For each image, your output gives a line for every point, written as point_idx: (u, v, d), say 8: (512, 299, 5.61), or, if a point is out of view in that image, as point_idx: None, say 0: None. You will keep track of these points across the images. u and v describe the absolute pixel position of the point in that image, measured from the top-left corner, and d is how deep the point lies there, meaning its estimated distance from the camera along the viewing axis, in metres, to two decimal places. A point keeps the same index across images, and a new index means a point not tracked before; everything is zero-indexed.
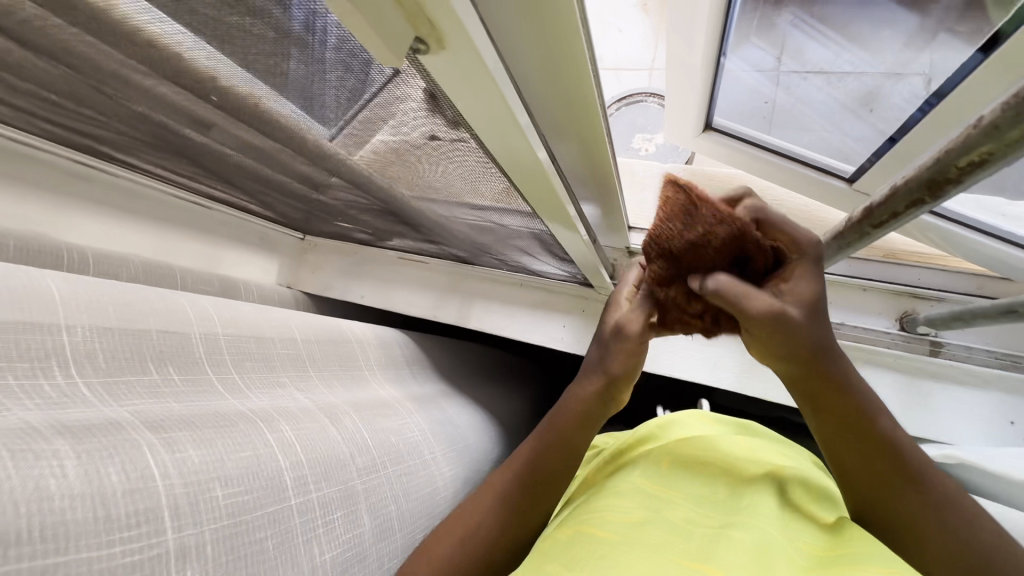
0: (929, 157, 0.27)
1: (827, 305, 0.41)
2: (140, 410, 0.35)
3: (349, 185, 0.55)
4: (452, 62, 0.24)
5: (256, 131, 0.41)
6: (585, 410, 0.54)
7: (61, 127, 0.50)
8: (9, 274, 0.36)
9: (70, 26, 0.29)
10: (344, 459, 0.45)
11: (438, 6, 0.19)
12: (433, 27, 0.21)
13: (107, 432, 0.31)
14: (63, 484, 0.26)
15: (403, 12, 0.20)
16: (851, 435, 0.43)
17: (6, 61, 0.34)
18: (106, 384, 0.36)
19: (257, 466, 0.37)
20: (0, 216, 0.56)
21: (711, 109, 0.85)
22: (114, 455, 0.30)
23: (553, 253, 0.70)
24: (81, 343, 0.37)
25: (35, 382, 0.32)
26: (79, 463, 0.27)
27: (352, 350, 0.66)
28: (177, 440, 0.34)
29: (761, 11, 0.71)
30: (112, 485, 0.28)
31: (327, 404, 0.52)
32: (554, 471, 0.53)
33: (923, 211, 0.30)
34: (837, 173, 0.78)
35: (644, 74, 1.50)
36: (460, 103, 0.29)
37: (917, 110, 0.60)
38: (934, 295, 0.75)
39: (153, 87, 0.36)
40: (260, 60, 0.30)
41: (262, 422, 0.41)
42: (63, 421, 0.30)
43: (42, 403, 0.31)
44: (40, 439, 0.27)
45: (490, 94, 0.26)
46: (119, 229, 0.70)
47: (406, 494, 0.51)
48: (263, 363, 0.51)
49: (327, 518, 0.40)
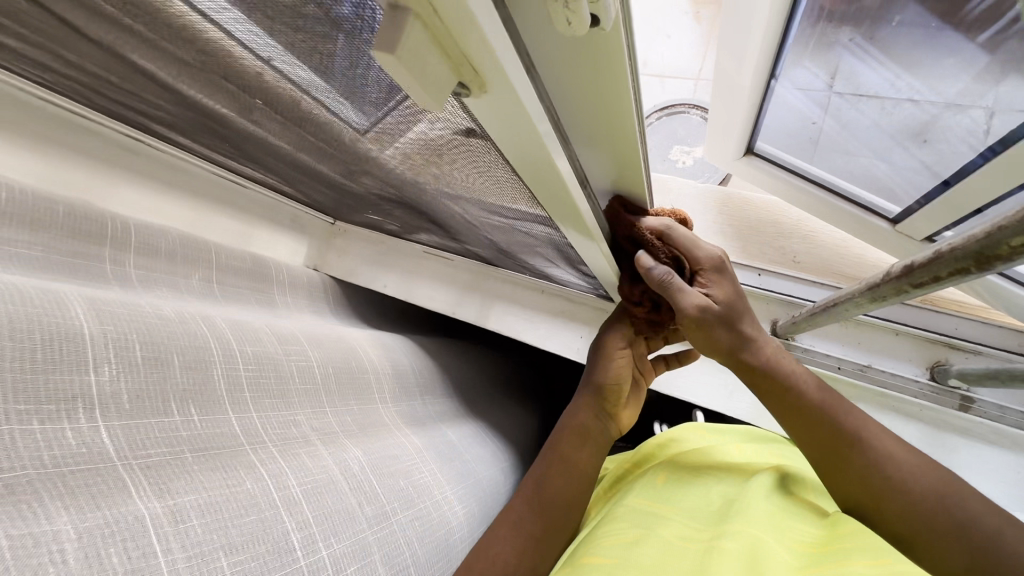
0: (979, 229, 0.26)
1: (740, 301, 0.54)
2: (150, 465, 0.37)
3: (382, 180, 0.56)
4: (492, 104, 0.24)
5: (295, 123, 0.42)
6: (582, 429, 0.65)
7: (115, 103, 0.52)
8: (39, 301, 0.38)
9: (123, 18, 0.30)
10: (354, 511, 0.46)
11: (484, 56, 0.20)
12: (475, 71, 0.21)
13: (111, 501, 0.33)
14: (63, 570, 0.28)
15: (447, 61, 0.20)
16: (794, 416, 0.52)
17: (66, 41, 0.35)
18: (127, 429, 0.38)
19: (262, 530, 0.38)
20: (50, 182, 0.59)
21: (753, 135, 0.87)
22: (117, 532, 0.31)
23: (575, 266, 0.70)
24: (107, 384, 0.39)
25: (58, 428, 0.34)
26: (80, 545, 0.29)
27: (367, 381, 0.66)
28: (181, 508, 0.35)
29: (820, 29, 0.67)
30: (113, 567, 0.30)
31: (338, 446, 0.52)
32: (562, 494, 0.60)
33: (967, 280, 0.29)
34: (881, 213, 0.77)
35: (691, 83, 1.47)
36: (496, 135, 0.29)
37: (978, 157, 0.57)
38: (969, 346, 0.73)
39: (198, 78, 0.37)
40: (302, 57, 0.30)
41: (270, 478, 0.43)
42: (66, 479, 0.32)
43: (58, 456, 0.33)
44: (42, 520, 0.29)
45: (529, 132, 0.26)
46: (161, 203, 0.72)
47: (421, 539, 0.51)
48: (281, 401, 0.52)
49: (341, 574, 0.41)
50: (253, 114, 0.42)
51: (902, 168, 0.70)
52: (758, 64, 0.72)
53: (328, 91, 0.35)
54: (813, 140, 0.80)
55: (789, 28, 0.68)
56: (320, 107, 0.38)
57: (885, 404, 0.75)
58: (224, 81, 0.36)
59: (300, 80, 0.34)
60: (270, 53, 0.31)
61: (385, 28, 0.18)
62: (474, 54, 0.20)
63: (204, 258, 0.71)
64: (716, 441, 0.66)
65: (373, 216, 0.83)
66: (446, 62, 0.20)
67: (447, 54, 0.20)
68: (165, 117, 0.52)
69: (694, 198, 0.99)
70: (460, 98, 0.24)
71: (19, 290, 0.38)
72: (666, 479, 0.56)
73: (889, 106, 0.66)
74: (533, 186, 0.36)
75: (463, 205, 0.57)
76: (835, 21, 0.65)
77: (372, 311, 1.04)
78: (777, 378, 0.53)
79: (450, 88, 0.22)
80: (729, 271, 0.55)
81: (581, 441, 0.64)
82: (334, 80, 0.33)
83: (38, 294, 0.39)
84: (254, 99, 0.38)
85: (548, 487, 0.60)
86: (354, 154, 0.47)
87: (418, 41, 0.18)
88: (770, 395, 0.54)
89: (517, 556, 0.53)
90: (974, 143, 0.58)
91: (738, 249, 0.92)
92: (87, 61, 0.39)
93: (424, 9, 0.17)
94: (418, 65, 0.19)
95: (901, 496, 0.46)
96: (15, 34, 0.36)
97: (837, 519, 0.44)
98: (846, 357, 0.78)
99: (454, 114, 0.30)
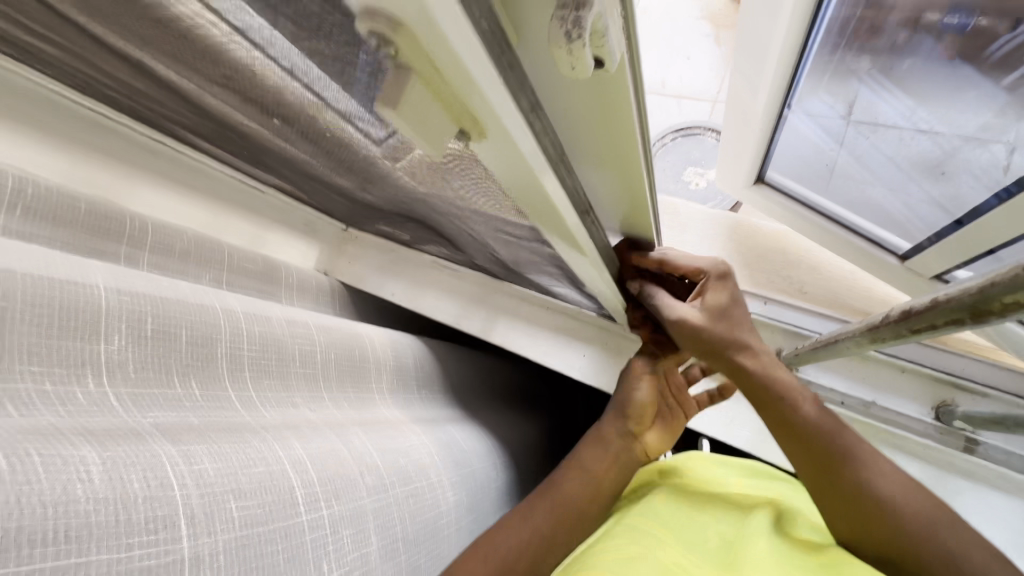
0: (977, 283, 0.25)
1: (734, 311, 0.54)
2: (160, 421, 0.38)
3: (392, 194, 0.57)
4: (493, 150, 0.25)
5: (305, 135, 0.43)
6: (600, 437, 0.67)
7: (137, 107, 0.53)
8: (58, 270, 0.38)
9: (146, 34, 0.31)
10: (355, 478, 0.47)
11: (483, 108, 0.20)
12: (476, 121, 0.22)
13: (130, 442, 0.33)
14: (89, 488, 0.29)
15: (448, 111, 0.21)
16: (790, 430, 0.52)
17: (86, 49, 0.36)
18: (133, 395, 0.39)
19: (269, 482, 0.39)
20: (72, 179, 0.61)
21: (764, 164, 0.88)
22: (138, 463, 0.32)
23: (577, 287, 0.71)
24: (115, 353, 0.39)
25: (69, 389, 0.35)
26: (104, 469, 0.30)
27: (368, 369, 0.66)
28: (194, 452, 0.36)
29: (837, 58, 0.67)
30: (133, 491, 0.30)
31: (338, 424, 0.53)
32: (575, 500, 0.61)
33: (962, 330, 0.29)
34: (889, 249, 0.78)
35: (707, 105, 1.48)
36: (501, 177, 0.30)
37: (993, 197, 0.57)
38: (977, 389, 0.71)
39: (211, 89, 0.38)
40: (313, 71, 0.31)
41: (275, 440, 0.43)
42: (87, 426, 0.33)
43: (72, 410, 0.34)
44: (67, 446, 0.29)
45: (530, 176, 0.27)
46: (178, 202, 0.73)
47: (411, 516, 0.52)
48: (280, 381, 0.53)
49: (336, 535, 0.42)
50: (267, 124, 0.43)
51: (917, 201, 0.70)
52: (772, 96, 0.72)
53: (339, 107, 0.36)
54: (828, 170, 0.80)
55: (804, 56, 0.67)
56: (333, 120, 0.38)
57: (889, 441, 0.74)
58: (243, 97, 0.38)
59: (310, 96, 0.35)
60: (278, 63, 0.32)
61: (388, 83, 0.19)
62: (474, 109, 0.21)
63: (217, 259, 0.72)
64: (719, 476, 0.65)
65: (385, 226, 0.85)
66: (446, 112, 0.21)
67: (446, 106, 0.21)
68: (185, 123, 0.53)
69: (703, 220, 1.00)
70: (463, 142, 0.25)
71: (44, 260, 0.38)
72: (667, 505, 0.56)
73: (908, 138, 0.66)
74: (537, 219, 0.37)
75: (469, 221, 0.58)
76: (851, 50, 0.65)
77: (377, 316, 1.05)
78: (774, 389, 0.52)
79: (450, 134, 0.23)
80: (733, 284, 0.55)
81: (600, 449, 0.66)
82: (349, 99, 0.34)
83: (59, 261, 0.39)
84: (272, 114, 0.40)
85: (564, 494, 0.61)
86: (364, 166, 0.48)
87: (419, 95, 0.19)
88: (767, 405, 0.53)
89: (516, 549, 0.55)
90: (992, 178, 0.57)
91: (746, 277, 0.92)
92: (111, 69, 0.40)
93: (426, 69, 0.18)
94: (418, 116, 0.20)
95: (890, 519, 0.46)
96: (46, 41, 0.38)
97: (838, 561, 0.43)
98: (850, 393, 0.77)
99: (458, 150, 0.31)
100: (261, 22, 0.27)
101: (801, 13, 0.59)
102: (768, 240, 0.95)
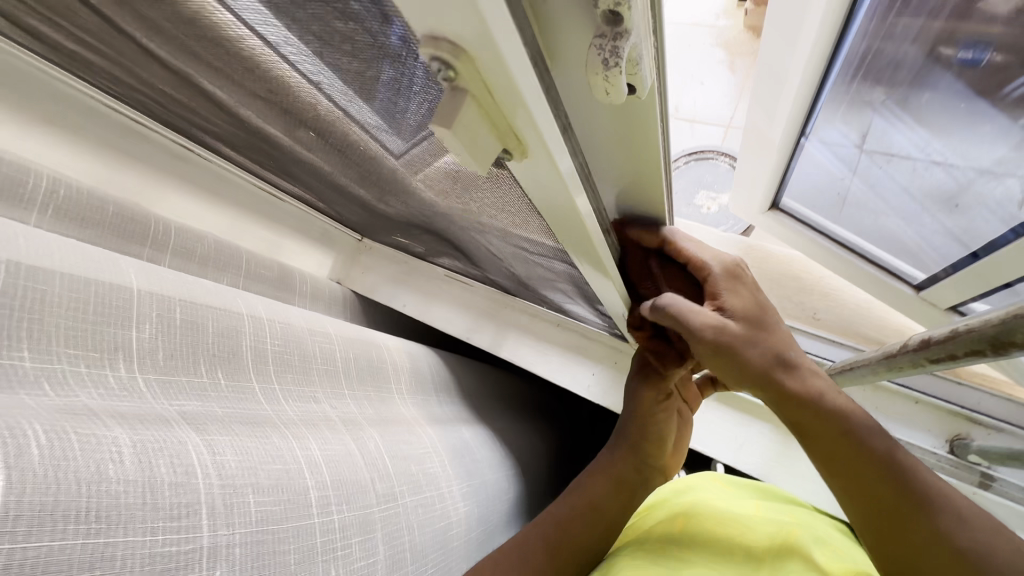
0: (1002, 314, 0.25)
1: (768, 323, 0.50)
2: (184, 409, 0.39)
3: (410, 207, 0.58)
4: (533, 167, 0.26)
5: (333, 147, 0.44)
6: (605, 471, 0.66)
7: (172, 115, 0.55)
8: (94, 262, 0.39)
9: (187, 43, 0.33)
10: (363, 486, 0.47)
11: (527, 127, 0.22)
12: (520, 141, 0.24)
13: (158, 427, 0.34)
14: (121, 469, 0.30)
15: (495, 133, 0.23)
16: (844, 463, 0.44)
17: (128, 56, 0.38)
18: (161, 381, 0.39)
19: (285, 481, 0.39)
20: (99, 181, 0.62)
21: (779, 190, 0.87)
22: (165, 449, 0.33)
23: (591, 303, 0.71)
24: (146, 340, 0.40)
25: (101, 372, 0.36)
26: (135, 451, 0.31)
27: (386, 371, 0.67)
28: (217, 442, 0.37)
29: (856, 87, 0.67)
30: (161, 476, 0.31)
31: (355, 423, 0.53)
32: (575, 537, 0.60)
33: (982, 362, 0.29)
34: (904, 278, 0.78)
35: (721, 130, 1.49)
36: (534, 195, 0.31)
37: (1009, 231, 0.57)
38: (992, 423, 0.71)
39: (250, 101, 0.40)
40: (345, 79, 0.32)
41: (293, 437, 0.44)
42: (119, 410, 0.33)
43: (105, 392, 0.35)
44: (101, 426, 0.31)
45: (565, 196, 0.29)
46: (199, 207, 0.74)
47: (419, 524, 0.51)
48: (302, 376, 0.53)
49: (345, 541, 0.42)
50: (296, 135, 0.45)
51: (932, 234, 0.70)
52: (789, 125, 0.71)
53: (369, 120, 0.37)
54: (840, 198, 0.82)
55: (825, 84, 0.67)
56: (364, 131, 0.40)
57: None
58: (277, 110, 0.39)
59: (342, 108, 0.36)
60: (309, 69, 0.33)
61: (444, 103, 0.20)
62: (520, 128, 0.22)
63: (234, 265, 0.73)
64: (731, 497, 0.64)
65: (400, 238, 0.86)
66: (493, 134, 0.23)
67: (494, 126, 0.22)
68: (216, 132, 0.55)
69: (716, 243, 1.00)
70: (502, 161, 0.26)
71: (83, 252, 0.39)
72: (678, 532, 0.55)
73: (921, 169, 0.67)
74: (564, 239, 0.39)
75: (488, 236, 0.59)
76: (868, 83, 0.66)
77: (388, 325, 1.05)
78: (829, 415, 0.45)
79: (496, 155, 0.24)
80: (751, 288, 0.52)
81: (604, 481, 0.65)
82: (382, 107, 0.35)
83: (101, 256, 0.40)
84: (304, 124, 0.41)
85: (564, 531, 0.60)
86: (387, 178, 0.49)
87: (472, 117, 0.21)
88: (819, 432, 0.45)
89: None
90: (1005, 217, 0.58)
91: None
92: (152, 77, 0.42)
93: (480, 91, 0.20)
94: (470, 136, 0.21)
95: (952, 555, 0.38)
96: (91, 47, 0.39)
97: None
98: None
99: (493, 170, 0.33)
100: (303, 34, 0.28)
101: (817, 49, 0.59)
102: (782, 266, 0.95)
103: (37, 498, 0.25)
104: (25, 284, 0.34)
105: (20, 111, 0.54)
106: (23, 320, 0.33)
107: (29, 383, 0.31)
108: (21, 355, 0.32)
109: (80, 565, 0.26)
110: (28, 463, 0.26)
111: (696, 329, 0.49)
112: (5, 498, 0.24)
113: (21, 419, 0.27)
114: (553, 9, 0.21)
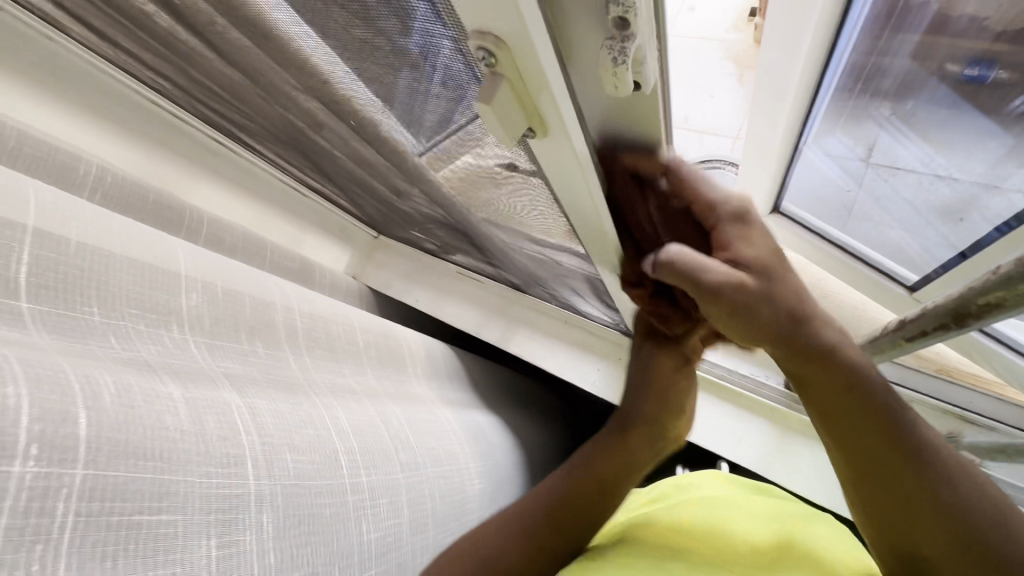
0: (958, 291, 0.34)
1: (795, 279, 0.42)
2: (230, 371, 0.42)
3: (428, 200, 0.62)
4: (551, 144, 0.32)
5: (364, 141, 0.49)
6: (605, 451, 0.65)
7: (211, 110, 0.60)
8: (147, 243, 0.44)
9: (243, 39, 0.37)
10: (390, 452, 0.50)
11: (550, 107, 0.28)
12: (543, 120, 0.29)
13: (206, 386, 0.38)
14: (177, 419, 0.33)
15: (524, 113, 0.28)
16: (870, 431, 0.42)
17: (190, 54, 0.42)
18: (209, 345, 0.43)
19: (319, 442, 0.43)
20: (137, 168, 0.66)
21: (782, 190, 0.91)
22: (212, 406, 0.36)
23: (600, 297, 0.75)
24: (194, 305, 0.44)
25: (158, 331, 0.40)
26: (189, 407, 0.34)
27: (404, 358, 0.71)
28: (256, 405, 0.40)
29: (857, 99, 0.71)
30: (211, 429, 0.35)
31: (378, 398, 0.57)
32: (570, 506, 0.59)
33: (949, 335, 0.38)
34: (897, 279, 0.80)
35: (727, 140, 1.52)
36: (551, 172, 0.36)
37: (993, 230, 0.61)
38: (985, 423, 0.74)
39: (297, 98, 0.44)
40: (376, 74, 0.36)
41: (323, 405, 0.47)
42: (172, 365, 0.37)
43: (161, 350, 0.38)
44: (158, 383, 0.34)
45: (575, 169, 0.34)
46: (229, 198, 0.78)
47: (441, 494, 0.55)
48: (329, 353, 0.57)
49: (375, 500, 0.45)
50: (331, 130, 0.49)
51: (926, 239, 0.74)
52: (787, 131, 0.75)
53: (400, 117, 0.42)
54: (846, 208, 0.85)
55: (819, 93, 0.71)
56: (389, 125, 0.44)
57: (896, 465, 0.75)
58: (320, 100, 0.43)
59: (374, 103, 0.41)
60: (344, 65, 0.37)
61: (486, 85, 0.26)
62: (542, 107, 0.28)
63: (259, 254, 0.77)
64: (729, 491, 0.67)
65: (416, 233, 0.90)
66: (523, 116, 0.28)
67: (524, 109, 0.28)
68: (254, 128, 0.59)
69: None
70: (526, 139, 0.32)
71: (139, 233, 0.44)
72: (679, 520, 0.59)
73: (926, 183, 0.70)
74: (576, 215, 0.44)
75: (500, 230, 0.63)
76: (868, 95, 0.69)
77: (400, 318, 1.09)
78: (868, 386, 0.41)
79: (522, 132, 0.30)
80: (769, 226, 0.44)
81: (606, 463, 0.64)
82: (412, 105, 0.39)
83: (151, 238, 0.45)
84: (340, 117, 0.45)
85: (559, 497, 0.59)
86: (410, 172, 0.53)
87: (507, 97, 0.26)
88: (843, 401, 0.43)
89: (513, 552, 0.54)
90: (992, 219, 0.61)
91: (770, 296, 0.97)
92: (204, 73, 0.46)
93: (515, 75, 0.25)
94: (503, 112, 0.27)
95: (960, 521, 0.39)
96: (152, 47, 0.44)
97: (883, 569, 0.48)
98: None
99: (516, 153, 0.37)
100: (349, 36, 0.33)
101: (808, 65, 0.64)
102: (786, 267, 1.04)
103: (112, 435, 0.29)
104: (90, 252, 0.38)
105: (73, 104, 0.59)
106: (91, 281, 0.37)
107: (99, 336, 0.35)
108: (91, 310, 0.36)
109: (151, 494, 0.30)
110: (103, 406, 0.29)
111: (726, 285, 0.40)
112: (86, 432, 0.28)
113: (97, 369, 0.31)
114: (579, 24, 0.25)
